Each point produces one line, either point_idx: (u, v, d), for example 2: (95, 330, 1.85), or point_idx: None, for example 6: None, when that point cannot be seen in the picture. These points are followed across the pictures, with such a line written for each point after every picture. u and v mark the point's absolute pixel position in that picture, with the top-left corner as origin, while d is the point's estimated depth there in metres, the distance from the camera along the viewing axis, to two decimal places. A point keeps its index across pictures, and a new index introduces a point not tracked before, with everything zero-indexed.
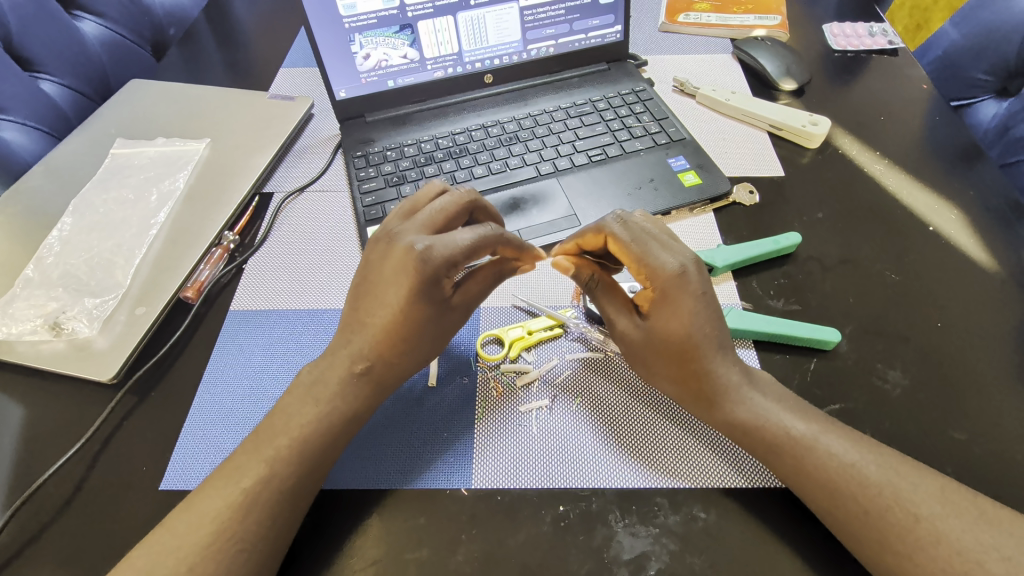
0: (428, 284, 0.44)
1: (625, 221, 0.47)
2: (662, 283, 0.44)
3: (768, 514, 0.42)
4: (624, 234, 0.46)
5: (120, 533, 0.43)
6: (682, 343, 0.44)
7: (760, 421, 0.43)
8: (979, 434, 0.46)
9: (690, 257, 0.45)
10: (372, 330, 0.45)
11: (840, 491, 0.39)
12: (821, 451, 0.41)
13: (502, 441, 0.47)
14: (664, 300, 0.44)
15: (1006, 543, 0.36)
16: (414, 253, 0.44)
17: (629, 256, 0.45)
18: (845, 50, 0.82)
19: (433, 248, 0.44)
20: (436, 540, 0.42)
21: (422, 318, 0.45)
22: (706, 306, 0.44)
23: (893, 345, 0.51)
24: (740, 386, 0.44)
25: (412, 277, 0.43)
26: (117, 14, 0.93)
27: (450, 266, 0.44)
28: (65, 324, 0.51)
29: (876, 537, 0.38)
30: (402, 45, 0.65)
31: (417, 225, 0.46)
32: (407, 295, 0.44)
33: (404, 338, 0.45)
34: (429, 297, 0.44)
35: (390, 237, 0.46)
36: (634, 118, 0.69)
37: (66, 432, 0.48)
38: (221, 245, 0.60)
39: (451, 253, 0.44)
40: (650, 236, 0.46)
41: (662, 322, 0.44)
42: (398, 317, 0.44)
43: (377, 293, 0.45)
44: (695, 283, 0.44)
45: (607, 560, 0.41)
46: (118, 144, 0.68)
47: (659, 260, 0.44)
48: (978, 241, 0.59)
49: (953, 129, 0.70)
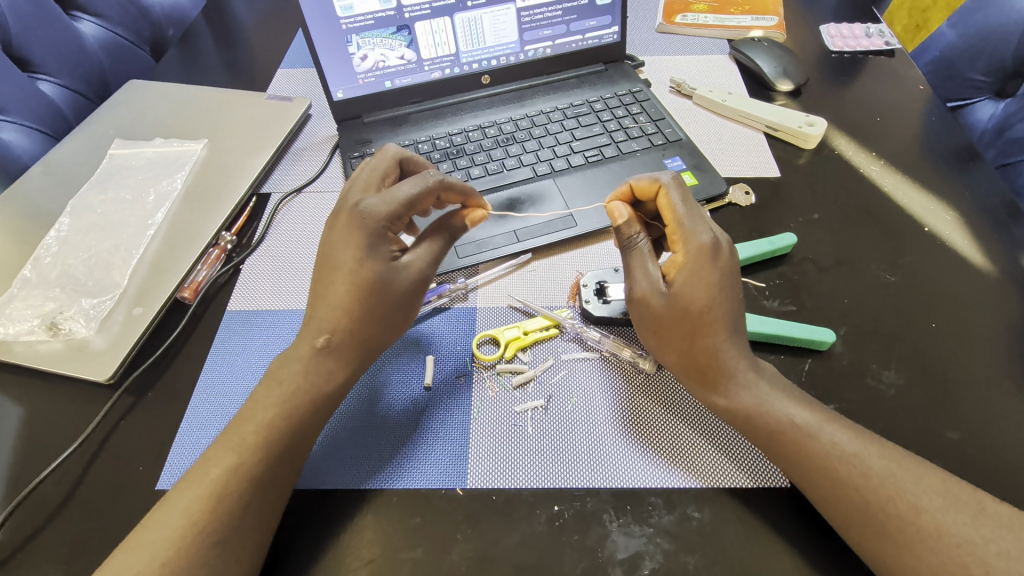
0: (369, 233, 0.45)
1: (681, 185, 0.49)
2: (696, 250, 0.45)
3: (766, 506, 0.43)
4: (678, 199, 0.47)
5: (115, 534, 0.43)
6: (701, 312, 0.44)
7: (762, 407, 0.43)
8: (974, 434, 0.46)
9: (725, 239, 0.47)
10: (325, 294, 0.45)
11: (843, 479, 0.39)
12: (824, 439, 0.41)
13: (500, 440, 0.47)
14: (696, 267, 0.45)
15: (1005, 537, 0.36)
16: (356, 207, 0.46)
17: (674, 216, 0.47)
18: (842, 51, 0.83)
19: (373, 204, 0.46)
20: (432, 539, 0.42)
21: (369, 272, 0.45)
22: (731, 285, 0.45)
23: (887, 344, 0.52)
24: (745, 373, 0.44)
25: (354, 228, 0.45)
26: (116, 15, 0.93)
27: (389, 214, 0.46)
28: (62, 324, 0.52)
29: (876, 526, 0.38)
30: (400, 45, 0.65)
31: (362, 188, 0.49)
32: (351, 245, 0.45)
33: (356, 299, 0.45)
34: (374, 250, 0.46)
35: (339, 206, 0.48)
36: (631, 119, 0.69)
37: (63, 432, 0.48)
38: (218, 245, 0.60)
39: (393, 206, 0.46)
40: (698, 209, 0.48)
41: (687, 287, 0.45)
42: (346, 273, 0.45)
43: (327, 256, 0.46)
44: (727, 260, 0.45)
45: (601, 560, 0.41)
46: (116, 144, 0.68)
47: (696, 230, 0.46)
48: (973, 241, 0.59)
49: (949, 129, 0.70)
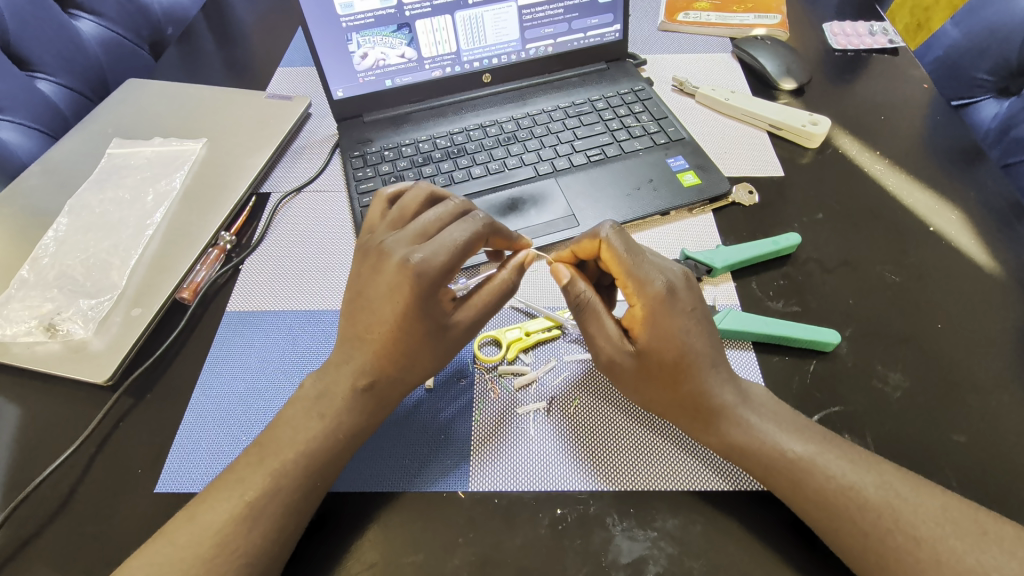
0: (426, 297, 0.43)
1: (619, 229, 0.45)
2: (652, 301, 0.43)
3: (766, 529, 0.41)
4: (619, 245, 0.44)
5: (115, 538, 0.42)
6: (675, 363, 0.43)
7: (755, 443, 0.42)
8: (980, 437, 0.46)
9: (676, 275, 0.45)
10: (373, 342, 0.43)
11: (839, 513, 0.39)
12: (819, 472, 0.40)
13: (501, 445, 0.46)
14: (656, 320, 0.43)
15: (1007, 563, 0.36)
16: (409, 268, 0.42)
17: (622, 268, 0.44)
18: (845, 49, 0.82)
19: (427, 256, 0.42)
20: (435, 545, 0.41)
21: (423, 331, 0.44)
22: (695, 322, 0.44)
23: (892, 346, 0.51)
24: (735, 407, 0.43)
25: (408, 291, 0.42)
26: (115, 13, 0.93)
27: (447, 276, 0.43)
28: (60, 325, 0.51)
29: (875, 558, 0.37)
30: (400, 44, 0.64)
31: (408, 237, 0.45)
32: (405, 309, 0.42)
33: (407, 352, 0.44)
34: (430, 312, 0.43)
35: (381, 251, 0.44)
36: (633, 118, 0.69)
37: (61, 434, 0.48)
38: (218, 246, 0.59)
39: (448, 257, 0.43)
40: (641, 249, 0.45)
41: (656, 344, 0.43)
42: (398, 332, 0.43)
43: (376, 311, 0.43)
44: (684, 299, 0.44)
45: (604, 563, 0.40)
46: (115, 144, 0.68)
47: (649, 277, 0.44)
48: (979, 242, 0.58)
49: (953, 129, 0.70)
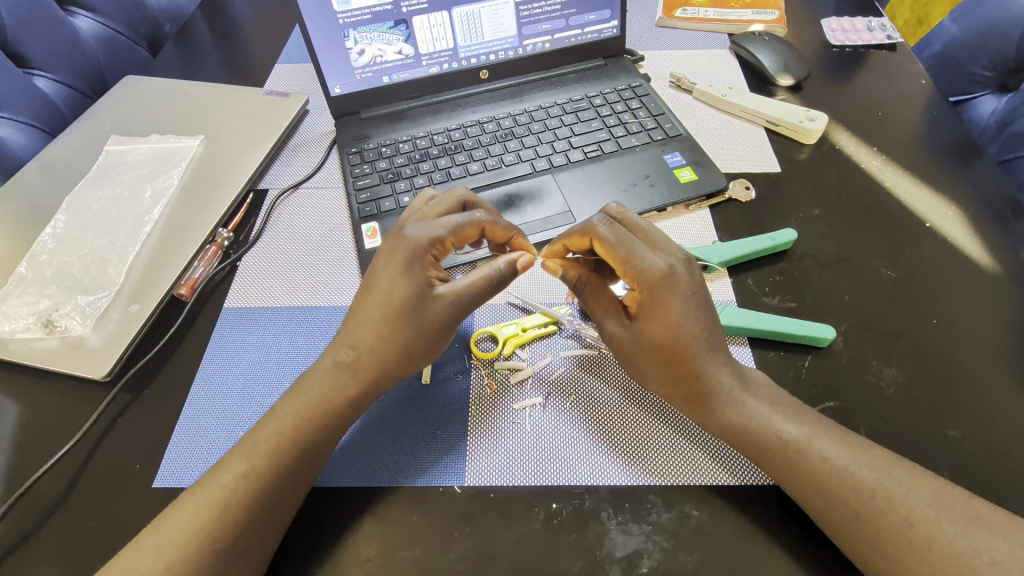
0: (413, 262, 0.46)
1: (611, 223, 0.47)
2: (649, 285, 0.44)
3: (765, 521, 0.42)
4: (611, 235, 0.46)
5: (114, 532, 0.43)
6: (672, 345, 0.44)
7: (750, 425, 0.42)
8: (976, 431, 0.46)
9: (680, 259, 0.45)
10: (373, 332, 0.45)
11: (834, 494, 0.39)
12: (814, 454, 0.40)
13: (497, 435, 0.47)
14: (652, 301, 0.44)
15: (998, 547, 0.36)
16: (401, 236, 0.46)
17: (616, 256, 0.46)
18: (843, 45, 0.82)
19: (416, 228, 0.47)
20: (430, 537, 0.42)
21: (403, 300, 0.45)
22: (695, 306, 0.44)
23: (887, 342, 0.51)
24: (731, 390, 0.43)
25: (396, 255, 0.46)
26: (111, 10, 0.93)
27: (431, 245, 0.46)
28: (58, 322, 0.51)
29: (870, 539, 0.37)
30: (397, 40, 0.64)
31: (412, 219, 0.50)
32: (393, 274, 0.45)
33: (388, 322, 0.45)
34: (411, 278, 0.45)
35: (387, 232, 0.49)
36: (631, 114, 0.69)
37: (59, 429, 0.48)
38: (215, 242, 0.60)
39: (433, 231, 0.47)
40: (636, 238, 0.46)
41: (652, 326, 0.44)
42: (384, 302, 0.45)
43: (371, 284, 0.46)
44: (683, 282, 0.44)
45: (599, 557, 0.41)
46: (112, 141, 0.68)
47: (646, 263, 0.45)
48: (975, 238, 0.58)
49: (951, 125, 0.70)
